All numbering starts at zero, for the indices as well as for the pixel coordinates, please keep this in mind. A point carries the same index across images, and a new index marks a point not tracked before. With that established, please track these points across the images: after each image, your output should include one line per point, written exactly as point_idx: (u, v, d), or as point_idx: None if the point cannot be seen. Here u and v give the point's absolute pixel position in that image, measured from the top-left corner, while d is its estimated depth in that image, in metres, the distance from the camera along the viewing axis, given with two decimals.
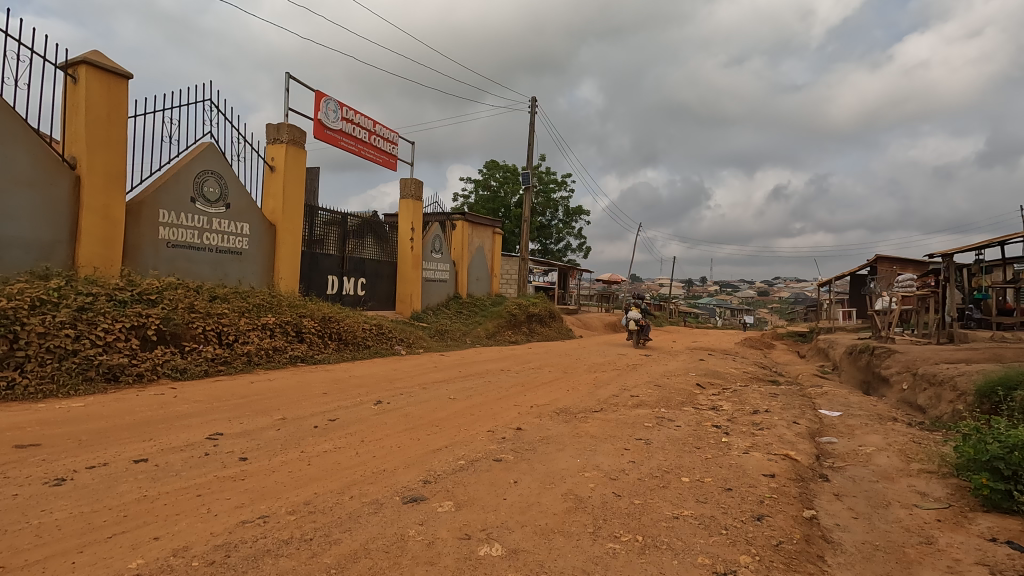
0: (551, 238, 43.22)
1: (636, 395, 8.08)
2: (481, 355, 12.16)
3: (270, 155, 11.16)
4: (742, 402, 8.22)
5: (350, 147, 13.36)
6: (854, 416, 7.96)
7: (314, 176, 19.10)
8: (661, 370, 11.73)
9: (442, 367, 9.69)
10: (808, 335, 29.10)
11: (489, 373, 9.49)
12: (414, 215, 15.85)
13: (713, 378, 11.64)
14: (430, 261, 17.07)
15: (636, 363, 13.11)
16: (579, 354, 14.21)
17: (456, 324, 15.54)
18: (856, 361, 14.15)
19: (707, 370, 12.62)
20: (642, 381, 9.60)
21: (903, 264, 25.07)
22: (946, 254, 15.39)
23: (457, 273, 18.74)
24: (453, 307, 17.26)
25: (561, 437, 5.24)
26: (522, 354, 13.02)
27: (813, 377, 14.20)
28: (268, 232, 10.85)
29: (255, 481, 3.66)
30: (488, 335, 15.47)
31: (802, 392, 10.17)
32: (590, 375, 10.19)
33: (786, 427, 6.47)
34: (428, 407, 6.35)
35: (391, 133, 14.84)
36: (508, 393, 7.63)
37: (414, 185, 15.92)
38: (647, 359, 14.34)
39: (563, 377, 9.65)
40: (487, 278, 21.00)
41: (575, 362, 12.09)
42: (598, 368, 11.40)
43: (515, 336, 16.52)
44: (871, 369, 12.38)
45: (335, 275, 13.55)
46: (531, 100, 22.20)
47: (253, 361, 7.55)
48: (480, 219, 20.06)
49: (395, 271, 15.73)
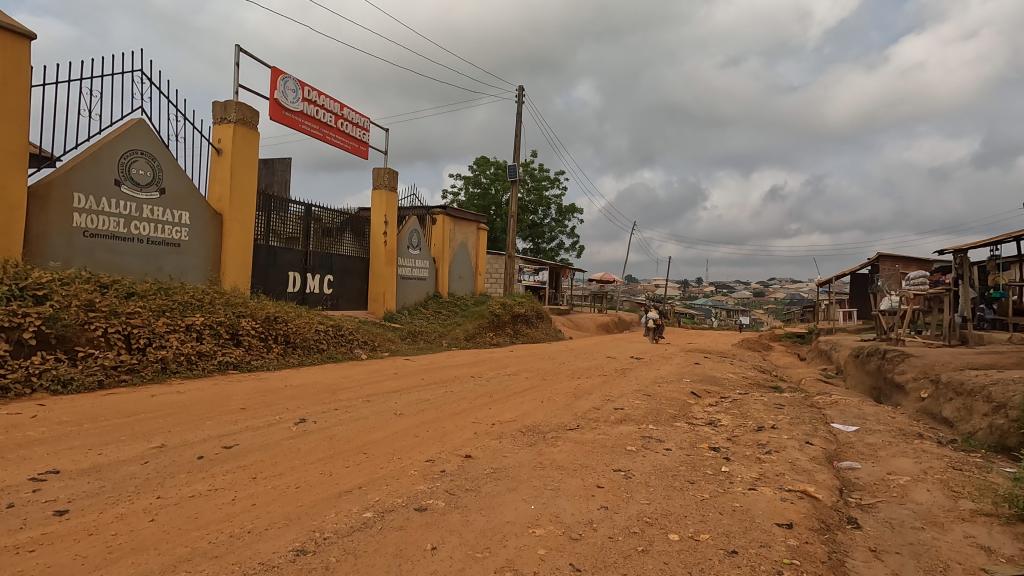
0: (544, 236, 42.14)
1: (621, 407, 6.96)
2: (453, 359, 11.02)
3: (216, 136, 9.99)
4: (743, 416, 7.10)
5: (314, 131, 12.19)
6: (873, 432, 6.86)
7: (286, 167, 17.93)
8: (652, 377, 10.60)
9: (402, 374, 8.53)
10: (807, 337, 28.05)
11: (455, 380, 8.34)
12: (389, 207, 14.71)
13: (710, 385, 10.53)
14: (407, 257, 15.93)
15: (625, 368, 12.00)
16: (564, 358, 13.08)
17: (433, 326, 14.41)
18: (864, 365, 13.07)
19: (702, 376, 11.50)
20: (630, 390, 8.47)
21: (907, 262, 24.05)
22: (959, 250, 14.37)
23: (437, 271, 17.60)
24: (431, 307, 16.11)
25: (517, 470, 4.12)
26: (500, 358, 11.88)
27: (816, 383, 13.14)
28: (212, 222, 9.67)
29: (43, 556, 2.50)
30: (467, 337, 14.35)
31: (810, 402, 9.06)
32: (572, 383, 9.05)
33: (798, 450, 5.36)
34: (364, 426, 5.21)
35: (362, 118, 13.68)
36: (470, 406, 6.49)
37: (389, 175, 14.78)
38: (639, 363, 13.22)
39: (539, 386, 8.51)
40: (471, 277, 19.87)
41: (557, 367, 10.94)
42: (583, 374, 10.28)
43: (497, 338, 15.39)
44: (882, 375, 11.28)
45: (298, 272, 12.40)
46: (519, 90, 21.08)
47: (168, 369, 6.40)
48: (463, 214, 18.93)
49: (368, 268, 14.58)
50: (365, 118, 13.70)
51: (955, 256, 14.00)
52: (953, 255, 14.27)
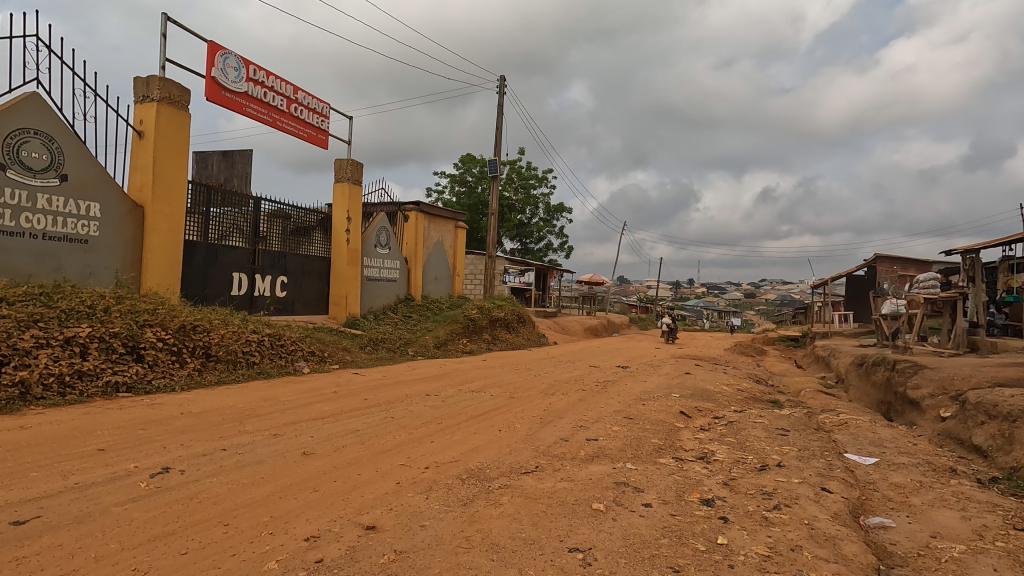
0: (532, 237, 41.01)
1: (594, 438, 5.75)
2: (415, 371, 9.79)
3: (138, 117, 8.70)
4: (742, 446, 5.93)
5: (262, 116, 10.93)
6: (896, 467, 5.72)
7: (246, 161, 16.62)
8: (637, 392, 9.40)
9: (341, 393, 7.25)
10: (802, 340, 27.00)
11: (403, 400, 7.09)
12: (353, 202, 13.43)
13: (701, 400, 9.35)
14: (374, 257, 14.67)
15: (608, 380, 10.82)
16: (541, 367, 11.85)
17: (400, 332, 13.16)
18: (869, 376, 11.95)
19: (693, 389, 10.31)
20: (609, 412, 7.27)
21: (906, 264, 23.06)
22: (970, 249, 13.30)
23: (410, 272, 16.34)
24: (401, 311, 14.88)
25: (429, 557, 2.89)
26: (470, 368, 10.67)
27: (817, 395, 12.07)
28: (131, 216, 8.39)
29: None
30: (437, 345, 13.10)
31: (817, 422, 7.88)
32: (543, 402, 7.83)
33: (815, 504, 4.17)
34: (250, 476, 3.96)
35: (320, 103, 12.42)
36: (407, 439, 5.26)
37: (353, 167, 13.50)
38: (624, 373, 12.07)
39: (503, 406, 7.28)
40: (448, 278, 18.63)
41: (529, 380, 9.70)
42: (558, 389, 9.06)
43: (472, 345, 14.16)
44: (892, 388, 10.14)
45: (244, 273, 11.12)
46: (501, 80, 19.93)
47: (29, 395, 5.14)
48: (439, 210, 17.68)
49: (328, 269, 13.33)
50: (323, 103, 12.43)
51: (966, 256, 12.93)
52: (962, 255, 13.20)
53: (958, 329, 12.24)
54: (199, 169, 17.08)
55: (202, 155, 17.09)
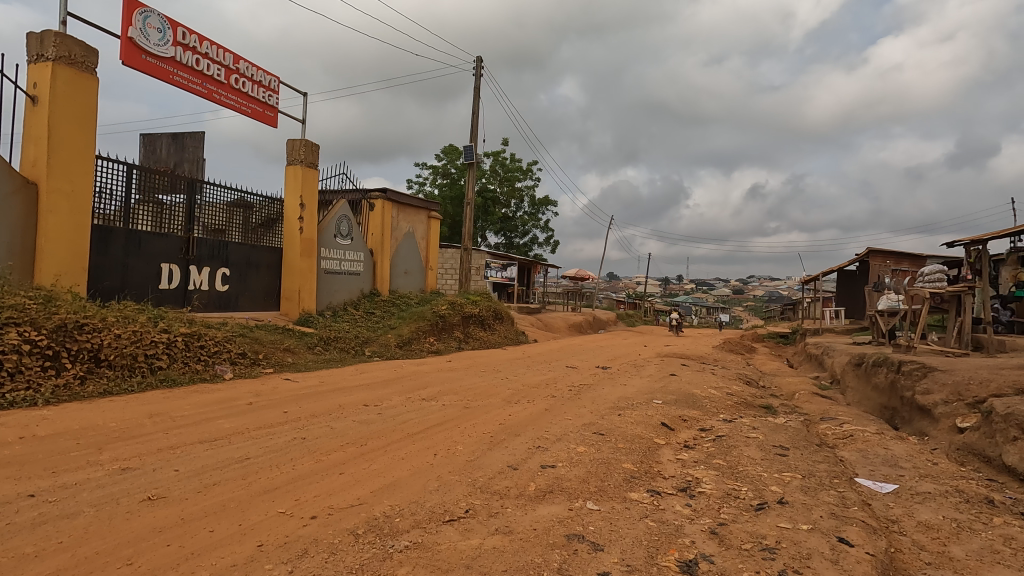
0: (516, 231, 39.92)
1: (552, 464, 4.62)
2: (363, 374, 8.62)
3: (32, 79, 7.43)
4: (734, 472, 4.83)
5: (194, 86, 9.71)
6: (921, 497, 4.67)
7: (198, 144, 15.29)
8: (615, 398, 8.29)
9: (257, 405, 6.04)
10: (791, 338, 26.11)
11: (331, 414, 5.91)
12: (307, 187, 12.16)
13: (686, 408, 8.27)
14: (334, 248, 13.46)
15: (584, 383, 9.73)
16: (512, 369, 10.70)
17: (359, 331, 11.96)
18: (869, 378, 10.95)
19: (678, 394, 9.23)
20: (577, 425, 6.16)
21: (900, 258, 22.15)
22: (977, 239, 12.29)
23: (376, 265, 15.12)
24: (364, 307, 13.68)
25: None
26: (430, 371, 9.51)
27: (813, 399, 11.06)
28: (19, 194, 7.14)
29: None
30: (399, 344, 11.92)
31: (818, 436, 6.81)
32: (502, 413, 6.70)
33: (834, 568, 3.09)
34: (43, 541, 2.80)
35: (266, 75, 11.16)
36: (308, 471, 4.09)
37: (307, 148, 12.22)
38: (603, 375, 11.00)
39: (452, 420, 6.14)
40: (420, 272, 17.43)
41: (493, 386, 8.56)
42: (524, 396, 7.93)
43: (440, 344, 13.01)
44: (897, 393, 9.12)
45: (176, 264, 9.87)
46: (477, 61, 18.69)
47: None
48: (409, 199, 16.44)
49: (280, 260, 12.11)
50: (270, 75, 11.19)
51: (972, 248, 11.92)
52: (968, 247, 12.18)
53: (962, 327, 11.27)
54: (147, 153, 15.72)
55: (150, 137, 15.71)
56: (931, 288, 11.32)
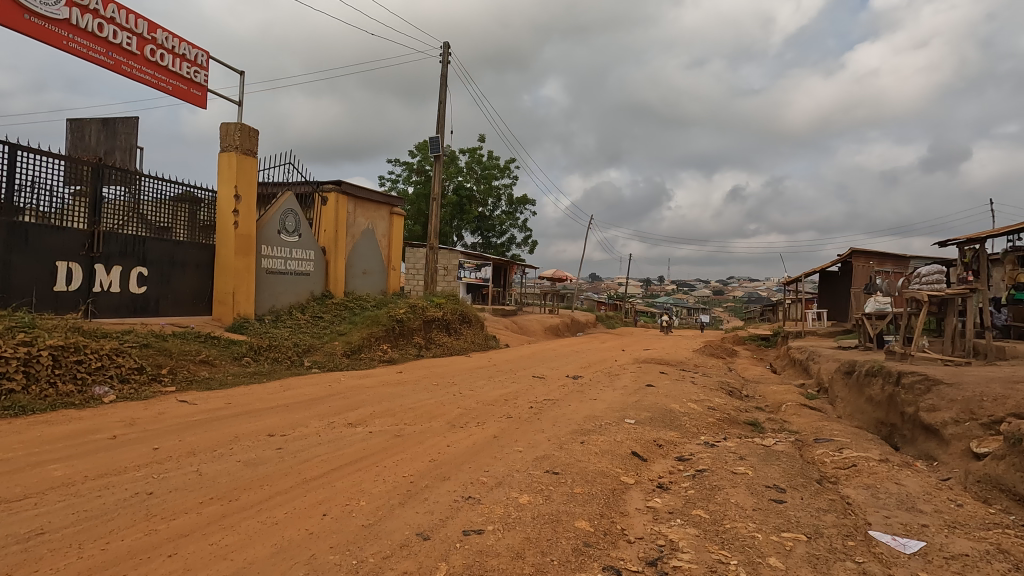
0: (493, 230, 38.81)
1: (478, 528, 3.45)
2: (289, 391, 7.38)
3: None
4: (718, 532, 3.71)
5: (96, 55, 8.41)
6: (958, 564, 3.59)
7: (132, 131, 13.85)
8: (582, 418, 7.17)
9: (123, 439, 4.78)
10: (773, 340, 25.32)
11: (214, 450, 4.67)
12: (242, 176, 10.82)
13: (662, 429, 7.18)
14: (277, 246, 12.14)
15: (550, 398, 8.61)
16: (469, 382, 9.52)
17: (300, 338, 10.65)
18: (862, 389, 10.00)
19: (654, 411, 8.15)
20: (528, 459, 5.01)
21: (885, 258, 21.44)
22: (975, 238, 11.42)
23: (328, 264, 13.83)
24: (312, 310, 12.38)
25: None
26: (372, 385, 8.32)
27: (802, 412, 10.08)
28: None
29: None
30: (346, 353, 10.63)
31: (816, 467, 5.75)
32: (440, 444, 5.52)
33: None
34: None
35: (190, 49, 9.88)
36: (119, 555, 2.88)
37: (243, 132, 10.89)
38: (572, 387, 9.91)
39: (373, 455, 4.94)
40: (381, 273, 16.16)
41: (440, 405, 7.37)
42: (474, 418, 6.76)
43: (395, 352, 11.75)
44: (897, 408, 8.13)
45: (77, 262, 8.53)
46: (444, 47, 17.49)
47: None
48: (368, 193, 15.17)
49: (212, 259, 10.80)
50: (196, 49, 9.92)
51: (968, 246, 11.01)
52: (964, 246, 11.27)
53: (953, 332, 10.41)
54: (75, 141, 14.22)
55: (78, 123, 14.21)
56: (926, 290, 10.40)
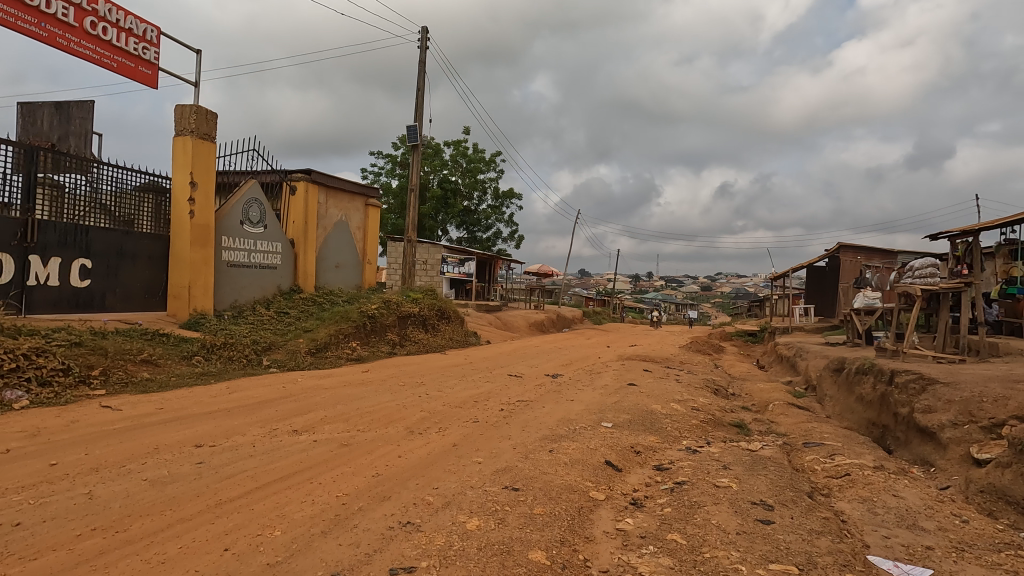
0: (478, 225, 38.22)
1: (409, 566, 2.88)
2: (237, 393, 6.76)
3: None
4: (696, 565, 3.17)
5: (25, 25, 7.72)
6: None
7: (87, 115, 13.04)
8: (555, 422, 6.62)
9: (17, 453, 4.14)
10: (760, 336, 25.01)
11: (121, 466, 4.04)
12: (199, 162, 10.13)
13: (641, 433, 6.66)
14: (240, 237, 11.46)
15: (523, 399, 8.06)
16: (440, 382, 8.94)
17: (261, 335, 9.99)
18: (852, 388, 9.58)
19: (634, 412, 7.63)
20: (486, 472, 4.45)
21: (872, 253, 21.14)
22: (967, 231, 11.04)
23: (297, 257, 13.16)
24: (277, 306, 11.72)
25: None
26: (332, 386, 7.72)
27: (789, 411, 9.64)
28: None
29: None
30: (310, 351, 9.99)
31: (806, 476, 5.26)
32: (391, 454, 4.93)
33: None
34: None
35: (139, 23, 9.19)
36: None
37: (200, 115, 10.19)
38: (550, 387, 9.37)
39: (311, 469, 4.35)
40: (356, 267, 15.52)
41: (402, 408, 6.79)
42: (436, 423, 6.18)
43: (364, 350, 11.13)
44: (890, 409, 7.68)
45: (9, 253, 7.85)
46: (423, 32, 16.82)
47: None
48: (340, 183, 14.50)
49: (167, 251, 10.12)
50: (145, 23, 9.23)
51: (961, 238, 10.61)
52: (957, 238, 10.86)
53: (943, 327, 10.02)
54: (26, 126, 13.37)
55: (29, 107, 13.36)
56: (918, 284, 9.98)
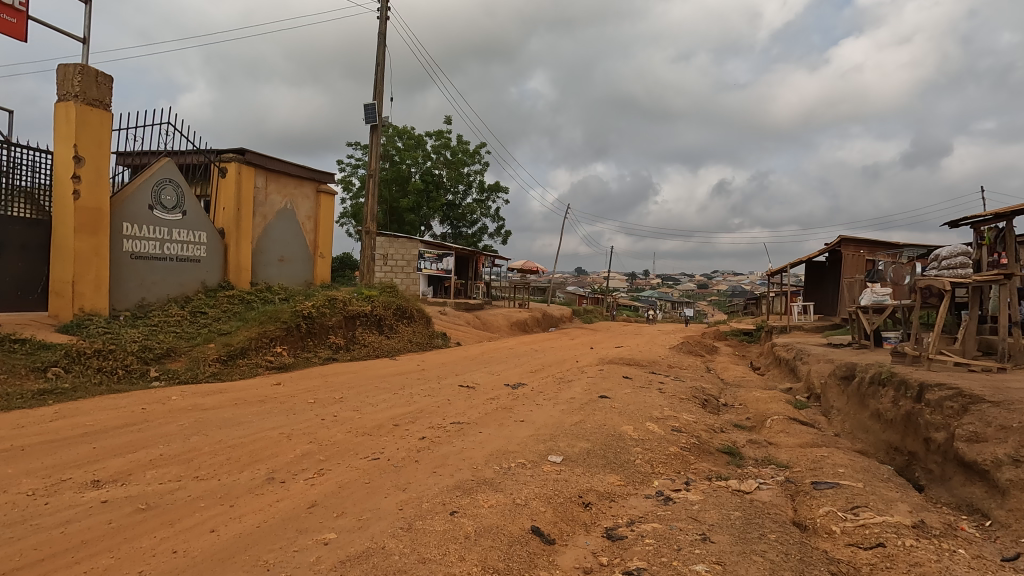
0: (463, 220, 36.60)
1: None
2: (66, 419, 5.13)
3: None
4: None
5: None
6: None
7: None
8: (485, 457, 5.00)
9: None
10: (756, 335, 23.46)
11: None
12: (85, 133, 8.47)
13: (598, 472, 5.04)
14: (150, 224, 9.79)
15: (460, 421, 6.44)
16: (366, 397, 7.33)
17: (159, 340, 8.32)
18: (866, 401, 7.98)
19: (596, 438, 6.02)
20: (323, 567, 2.83)
21: (877, 247, 19.56)
22: (1000, 214, 9.45)
23: (227, 250, 11.47)
24: (195, 305, 10.04)
25: None
26: (214, 406, 6.10)
27: (792, 429, 8.05)
28: None
29: None
30: (219, 360, 8.33)
31: (821, 550, 3.66)
32: (206, 525, 3.31)
33: None
34: None
35: None
36: None
37: (87, 76, 8.52)
38: (503, 402, 7.77)
39: (40, 566, 2.74)
40: (305, 260, 13.85)
41: (286, 438, 5.17)
42: (317, 464, 4.56)
43: (292, 356, 9.47)
44: (919, 433, 6.10)
45: None
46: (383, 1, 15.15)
47: None
48: (283, 165, 12.83)
49: (49, 240, 8.50)
50: None
51: (991, 222, 9.05)
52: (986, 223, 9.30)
53: (970, 323, 8.27)
54: None
55: None
56: (944, 276, 8.40)
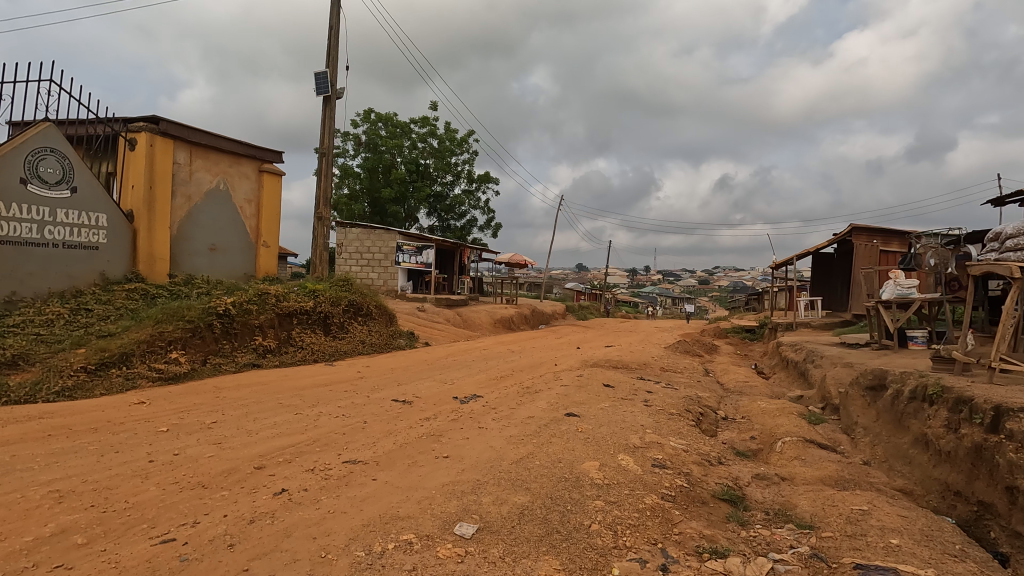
0: (451, 211, 34.84)
1: None
2: None
3: None
4: None
5: None
6: None
7: None
8: (350, 534, 3.22)
9: None
10: (760, 332, 21.65)
11: None
12: None
13: (526, 557, 3.25)
14: (25, 203, 8.04)
15: (357, 457, 4.65)
16: (249, 421, 5.55)
17: (5, 345, 6.59)
18: (906, 421, 6.20)
19: (539, 489, 4.23)
20: None
21: (892, 236, 17.75)
22: None
23: (137, 236, 9.71)
24: (81, 301, 8.28)
25: None
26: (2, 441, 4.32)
27: (809, 456, 6.28)
28: None
29: None
30: (83, 369, 6.57)
31: None
32: None
33: None
34: None
35: None
36: None
37: None
38: (434, 424, 5.97)
39: None
40: (244, 250, 12.05)
41: (57, 500, 3.40)
42: (56, 560, 2.79)
43: (192, 365, 7.72)
44: (999, 478, 4.31)
45: None
46: None
47: None
48: (211, 139, 11.06)
49: None
50: None
51: None
52: None
53: (1010, 310, 6.28)
54: None
55: None
56: (1008, 261, 6.57)
